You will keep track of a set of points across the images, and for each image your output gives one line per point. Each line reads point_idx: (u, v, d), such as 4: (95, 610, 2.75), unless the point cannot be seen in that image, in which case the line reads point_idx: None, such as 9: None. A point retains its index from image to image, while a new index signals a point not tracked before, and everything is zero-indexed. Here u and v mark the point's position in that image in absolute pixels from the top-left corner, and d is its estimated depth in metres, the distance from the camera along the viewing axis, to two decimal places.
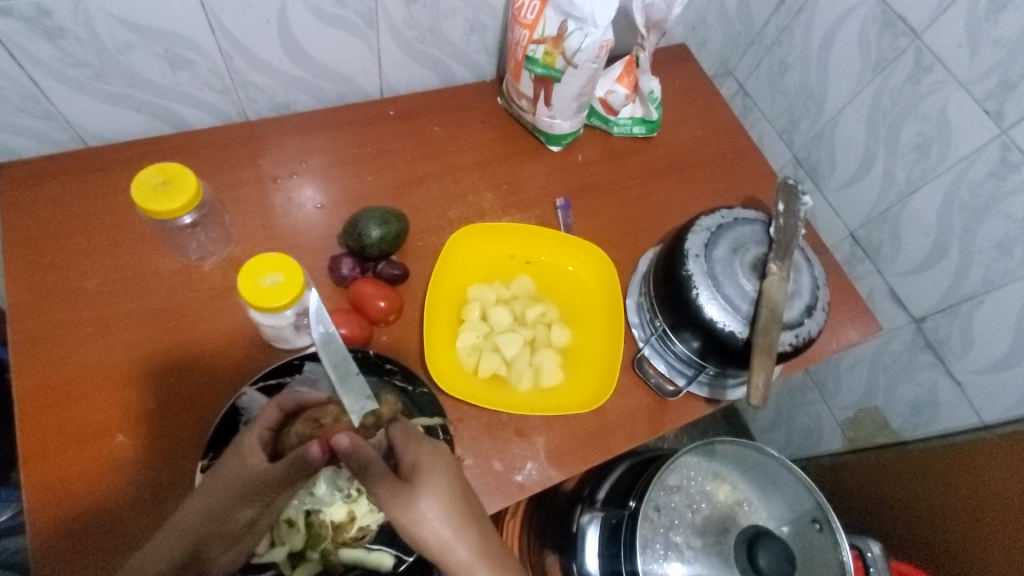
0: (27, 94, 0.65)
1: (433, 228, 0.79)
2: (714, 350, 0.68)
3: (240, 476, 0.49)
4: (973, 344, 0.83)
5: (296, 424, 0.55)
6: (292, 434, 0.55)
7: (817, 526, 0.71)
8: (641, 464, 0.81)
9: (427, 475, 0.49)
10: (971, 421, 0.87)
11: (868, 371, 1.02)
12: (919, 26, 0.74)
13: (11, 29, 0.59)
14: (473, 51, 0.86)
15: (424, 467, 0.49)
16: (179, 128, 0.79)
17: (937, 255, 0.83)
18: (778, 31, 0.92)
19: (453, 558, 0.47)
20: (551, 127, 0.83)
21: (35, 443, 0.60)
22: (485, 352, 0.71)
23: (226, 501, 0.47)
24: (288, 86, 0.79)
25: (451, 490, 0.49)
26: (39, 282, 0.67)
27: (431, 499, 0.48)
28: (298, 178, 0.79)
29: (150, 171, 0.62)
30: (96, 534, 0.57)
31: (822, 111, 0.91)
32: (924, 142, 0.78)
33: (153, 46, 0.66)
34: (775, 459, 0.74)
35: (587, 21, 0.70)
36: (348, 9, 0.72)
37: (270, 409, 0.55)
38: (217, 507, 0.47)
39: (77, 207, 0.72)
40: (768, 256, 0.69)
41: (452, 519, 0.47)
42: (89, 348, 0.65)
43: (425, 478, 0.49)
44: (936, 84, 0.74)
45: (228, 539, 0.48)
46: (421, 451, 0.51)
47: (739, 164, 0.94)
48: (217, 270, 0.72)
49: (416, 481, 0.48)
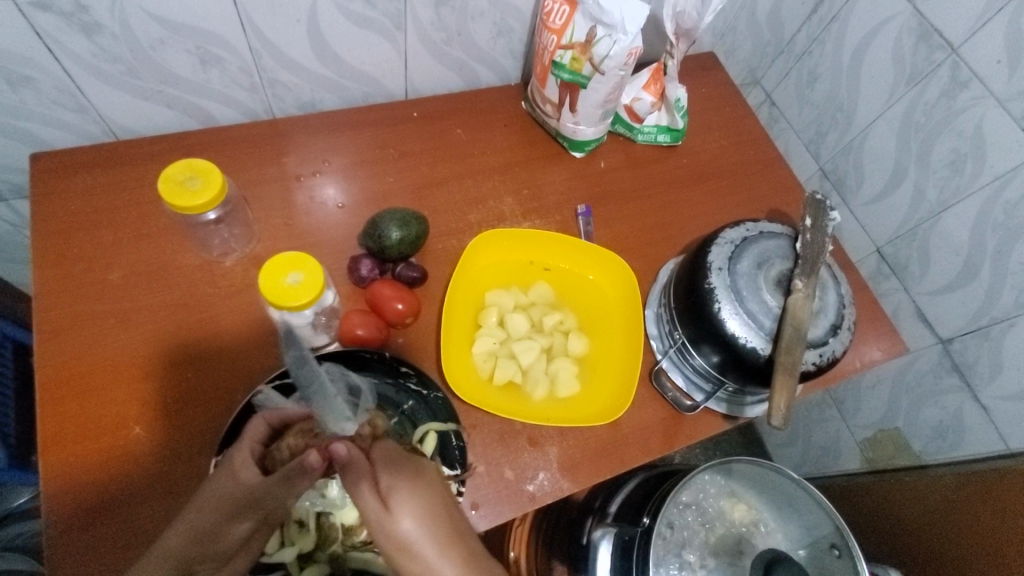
0: (61, 87, 0.66)
1: (454, 231, 0.79)
2: (734, 366, 0.66)
3: (230, 492, 0.50)
4: (1002, 369, 0.80)
5: (289, 437, 0.54)
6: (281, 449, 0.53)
7: (835, 552, 0.69)
8: (656, 477, 0.80)
9: (408, 503, 0.47)
10: (998, 449, 0.84)
11: (891, 391, 0.99)
12: (957, 40, 0.71)
13: (49, 23, 0.59)
14: (499, 55, 0.86)
15: (401, 494, 0.47)
16: (207, 124, 0.80)
17: (968, 276, 0.80)
18: (809, 41, 0.90)
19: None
20: (575, 133, 0.83)
21: (53, 433, 0.60)
22: (501, 359, 0.70)
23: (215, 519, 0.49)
24: (315, 85, 0.80)
25: (434, 518, 0.47)
26: (66, 272, 0.68)
27: (413, 529, 0.47)
28: (322, 177, 0.80)
29: (179, 166, 0.62)
30: (110, 526, 0.57)
31: (852, 124, 0.89)
32: (957, 159, 0.76)
33: (185, 43, 0.67)
34: (792, 481, 0.71)
35: (616, 27, 0.69)
36: (377, 11, 0.72)
37: (258, 425, 0.56)
38: (204, 526, 0.49)
39: (105, 199, 0.73)
40: (794, 272, 0.67)
41: (438, 546, 0.47)
42: (111, 340, 0.66)
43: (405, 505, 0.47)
44: (972, 100, 0.72)
45: (217, 557, 0.50)
46: (398, 476, 0.48)
47: (765, 176, 0.92)
48: (239, 267, 0.72)
49: (397, 509, 0.47)
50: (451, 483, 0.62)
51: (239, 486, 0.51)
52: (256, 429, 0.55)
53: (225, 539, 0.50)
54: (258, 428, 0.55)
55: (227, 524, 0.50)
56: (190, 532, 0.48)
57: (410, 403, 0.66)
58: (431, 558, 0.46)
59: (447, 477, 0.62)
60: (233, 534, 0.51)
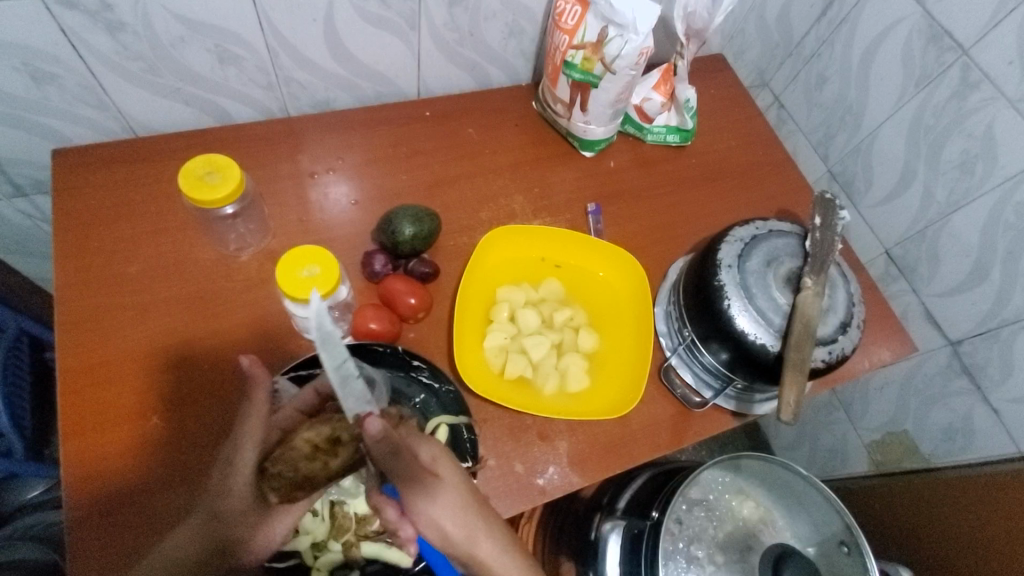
0: (84, 84, 0.68)
1: (465, 228, 0.80)
2: (743, 362, 0.67)
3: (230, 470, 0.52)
4: (1012, 371, 0.80)
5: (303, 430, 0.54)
6: (296, 438, 0.54)
7: (845, 549, 0.70)
8: (663, 474, 0.80)
9: (451, 471, 0.52)
10: (1008, 451, 0.84)
11: (900, 393, 0.99)
12: (968, 41, 0.72)
13: (75, 21, 0.61)
14: (511, 56, 0.87)
15: (445, 461, 0.52)
16: (223, 122, 0.81)
17: (977, 277, 0.80)
18: (817, 43, 0.91)
19: (479, 548, 0.51)
20: (585, 132, 0.83)
21: (73, 422, 0.62)
22: (513, 353, 0.71)
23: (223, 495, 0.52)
24: (329, 84, 0.81)
25: (470, 488, 0.52)
26: (85, 265, 0.70)
27: (456, 495, 0.51)
28: (334, 175, 0.81)
29: (199, 161, 0.64)
30: (128, 512, 0.58)
31: (860, 126, 0.89)
32: (967, 160, 0.76)
33: (205, 42, 0.68)
34: (802, 478, 0.72)
35: (628, 27, 0.70)
36: (391, 11, 0.73)
37: (308, 394, 0.57)
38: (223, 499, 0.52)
39: (123, 193, 0.75)
40: (803, 270, 0.68)
41: (477, 512, 0.52)
42: (130, 331, 0.67)
43: (448, 474, 0.51)
44: (983, 100, 0.72)
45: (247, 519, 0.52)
46: (434, 446, 0.52)
47: (774, 176, 0.93)
48: (254, 262, 0.73)
49: (443, 475, 0.51)
50: None
51: (244, 432, 0.52)
52: (300, 399, 0.57)
53: (235, 507, 0.51)
54: (308, 397, 0.57)
55: (227, 471, 0.52)
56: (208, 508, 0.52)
57: (422, 396, 0.66)
58: (471, 523, 0.51)
59: None
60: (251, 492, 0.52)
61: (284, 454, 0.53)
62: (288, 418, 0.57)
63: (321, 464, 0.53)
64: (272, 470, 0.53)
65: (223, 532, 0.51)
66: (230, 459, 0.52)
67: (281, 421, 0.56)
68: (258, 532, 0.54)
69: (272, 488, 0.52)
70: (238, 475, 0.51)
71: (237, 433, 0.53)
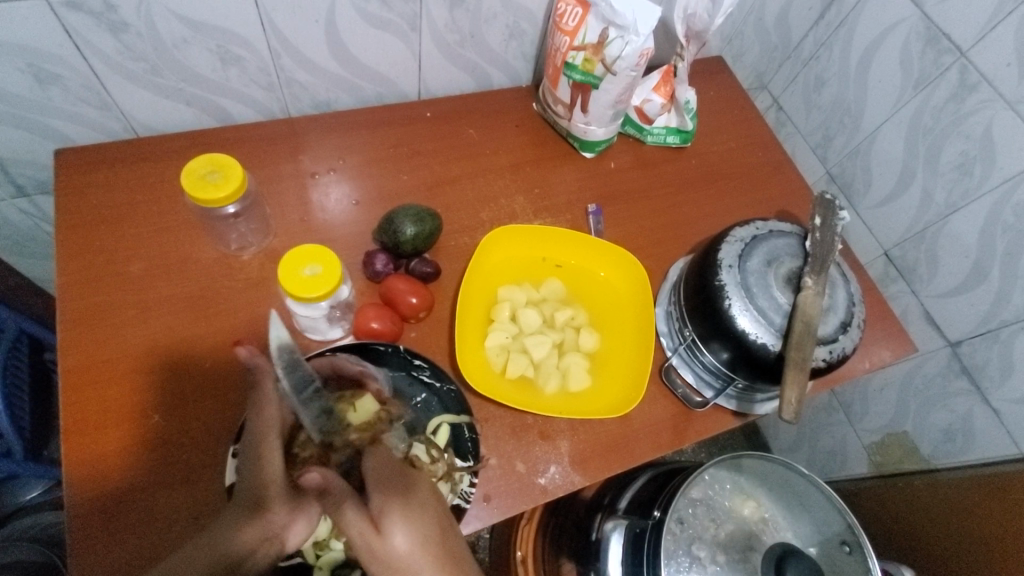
0: (87, 85, 0.68)
1: (467, 228, 0.80)
2: (744, 362, 0.67)
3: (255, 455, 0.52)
4: (1012, 372, 0.80)
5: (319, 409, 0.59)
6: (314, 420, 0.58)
7: (846, 548, 0.71)
8: (665, 475, 0.81)
9: (399, 527, 0.46)
10: (1010, 452, 0.84)
11: (899, 394, 0.99)
12: (966, 43, 0.72)
13: (79, 23, 0.61)
14: (512, 57, 0.87)
15: (393, 513, 0.46)
16: (225, 123, 0.81)
17: (977, 278, 0.80)
18: (816, 46, 0.92)
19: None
20: (585, 133, 0.84)
21: (74, 421, 0.61)
22: (514, 353, 0.71)
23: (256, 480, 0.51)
24: (331, 85, 0.81)
25: (425, 545, 0.46)
26: (87, 264, 0.70)
27: (406, 552, 0.45)
28: (335, 175, 0.81)
29: (201, 161, 0.64)
30: (132, 511, 0.58)
31: (859, 128, 0.90)
32: (966, 161, 0.77)
33: (208, 42, 0.68)
34: (804, 476, 0.74)
35: (629, 29, 0.70)
36: (393, 12, 0.73)
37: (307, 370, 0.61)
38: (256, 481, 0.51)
39: (124, 193, 0.75)
40: (803, 270, 0.68)
41: (433, 568, 0.46)
42: (132, 331, 0.67)
43: (397, 531, 0.46)
44: (981, 102, 0.73)
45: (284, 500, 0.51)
46: (388, 497, 0.47)
47: (773, 177, 0.93)
48: (256, 261, 0.73)
49: (388, 530, 0.45)
50: (463, 475, 0.62)
51: (263, 422, 0.53)
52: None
53: (270, 478, 0.51)
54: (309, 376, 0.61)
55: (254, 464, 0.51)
56: (246, 491, 0.51)
57: (423, 396, 0.66)
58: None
59: (459, 468, 0.62)
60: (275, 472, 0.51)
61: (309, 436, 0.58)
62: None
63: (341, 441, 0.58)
64: (302, 454, 0.57)
65: (265, 522, 0.49)
66: (255, 452, 0.52)
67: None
68: (296, 525, 0.52)
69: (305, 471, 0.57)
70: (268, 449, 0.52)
71: (255, 428, 0.53)
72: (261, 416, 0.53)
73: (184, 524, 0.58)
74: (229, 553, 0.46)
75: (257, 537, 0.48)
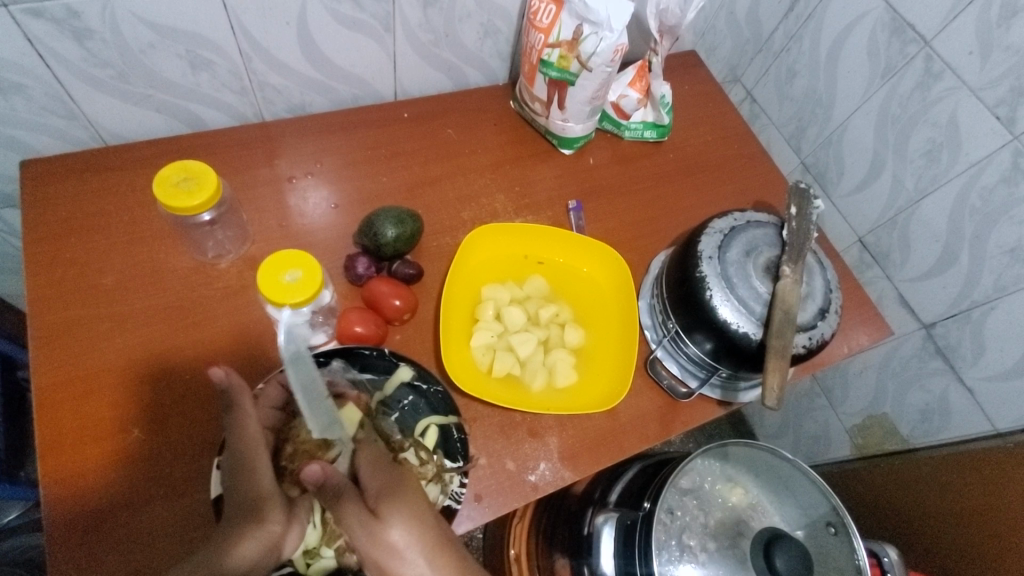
0: (51, 94, 0.66)
1: (448, 229, 0.80)
2: (727, 352, 0.68)
3: (241, 469, 0.50)
4: (984, 351, 0.83)
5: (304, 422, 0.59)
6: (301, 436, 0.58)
7: (832, 530, 0.72)
8: (654, 466, 0.82)
9: (395, 508, 0.46)
10: (984, 429, 0.86)
11: (877, 376, 1.02)
12: (930, 33, 0.74)
13: (42, 31, 0.59)
14: (487, 55, 0.87)
15: (389, 495, 0.47)
16: (197, 129, 0.80)
17: (947, 262, 0.83)
18: (787, 38, 0.93)
19: None
20: (564, 130, 0.84)
21: (52, 438, 0.60)
22: (500, 352, 0.71)
23: (250, 491, 0.49)
24: (304, 87, 0.80)
25: (422, 525, 0.46)
26: (59, 276, 0.68)
27: (401, 534, 0.45)
28: (313, 179, 0.80)
29: (173, 169, 0.63)
30: (113, 529, 0.57)
31: (830, 119, 0.91)
32: (933, 149, 0.79)
33: (176, 47, 0.67)
34: (789, 462, 0.74)
35: (602, 25, 0.70)
36: (367, 13, 0.73)
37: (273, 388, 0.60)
38: (246, 493, 0.49)
39: (95, 203, 0.73)
40: (781, 258, 0.69)
41: (428, 551, 0.46)
42: (108, 344, 0.65)
43: (397, 517, 0.46)
44: (946, 91, 0.75)
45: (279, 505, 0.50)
46: (383, 482, 0.49)
47: (748, 169, 0.94)
48: (234, 269, 0.72)
49: (387, 517, 0.46)
50: (453, 476, 0.61)
51: (247, 440, 0.51)
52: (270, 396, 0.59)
53: (263, 486, 0.50)
54: (275, 392, 0.60)
55: (248, 479, 0.50)
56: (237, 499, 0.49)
57: (410, 399, 0.65)
58: (420, 561, 0.45)
59: (449, 470, 0.61)
60: (264, 482, 0.50)
61: (297, 450, 0.58)
62: (267, 416, 0.59)
63: (326, 449, 0.56)
64: (291, 467, 0.58)
65: (264, 531, 0.47)
66: (241, 467, 0.51)
67: (265, 422, 0.59)
68: (290, 534, 0.52)
69: (294, 483, 0.57)
70: (259, 460, 0.50)
71: (237, 443, 0.51)
72: (244, 435, 0.51)
73: (173, 540, 0.57)
74: (239, 559, 0.44)
75: (259, 548, 0.46)
